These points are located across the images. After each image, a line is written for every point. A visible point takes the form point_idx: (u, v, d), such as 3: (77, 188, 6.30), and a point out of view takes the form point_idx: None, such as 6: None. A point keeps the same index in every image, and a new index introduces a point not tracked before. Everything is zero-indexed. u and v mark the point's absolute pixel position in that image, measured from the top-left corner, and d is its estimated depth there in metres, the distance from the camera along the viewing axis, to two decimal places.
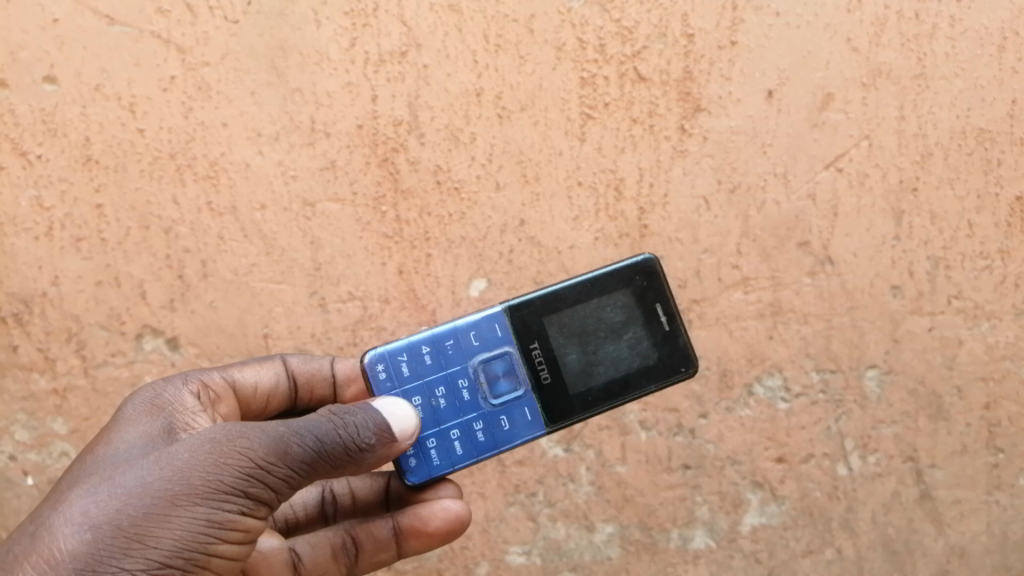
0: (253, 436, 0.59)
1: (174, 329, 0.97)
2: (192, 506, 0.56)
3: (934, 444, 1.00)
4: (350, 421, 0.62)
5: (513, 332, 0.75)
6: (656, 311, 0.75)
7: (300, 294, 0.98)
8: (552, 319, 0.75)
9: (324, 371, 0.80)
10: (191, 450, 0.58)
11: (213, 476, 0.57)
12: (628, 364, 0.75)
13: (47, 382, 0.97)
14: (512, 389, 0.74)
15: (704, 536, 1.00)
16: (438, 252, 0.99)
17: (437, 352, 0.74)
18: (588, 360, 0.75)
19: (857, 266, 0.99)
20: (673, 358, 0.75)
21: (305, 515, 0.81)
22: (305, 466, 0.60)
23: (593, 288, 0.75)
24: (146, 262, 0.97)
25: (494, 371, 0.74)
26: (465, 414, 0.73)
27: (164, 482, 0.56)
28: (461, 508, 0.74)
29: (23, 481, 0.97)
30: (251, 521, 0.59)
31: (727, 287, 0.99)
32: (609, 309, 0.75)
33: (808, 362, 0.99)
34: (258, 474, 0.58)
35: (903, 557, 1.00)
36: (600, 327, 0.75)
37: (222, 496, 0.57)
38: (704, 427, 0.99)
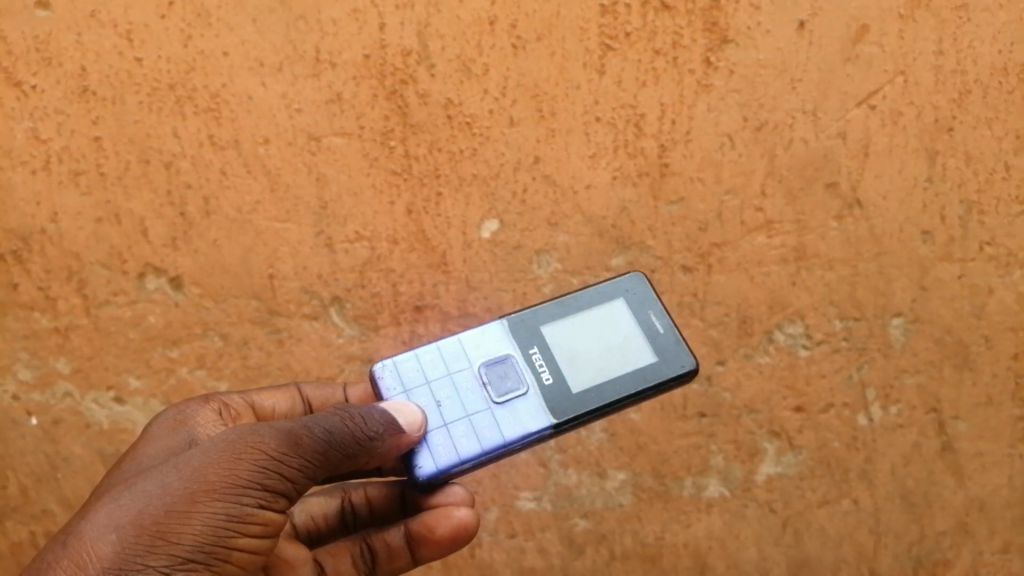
0: (264, 433, 0.63)
1: (178, 269, 0.95)
2: (211, 501, 0.59)
3: (958, 395, 0.96)
4: (356, 413, 0.66)
5: (514, 339, 0.77)
6: (648, 319, 0.78)
7: (306, 234, 0.95)
8: (549, 330, 0.78)
9: (337, 394, 0.80)
10: (206, 451, 0.62)
11: (229, 472, 0.61)
12: (627, 365, 0.75)
13: (49, 322, 0.95)
14: (517, 387, 0.74)
15: (718, 485, 0.97)
16: (449, 191, 0.95)
17: (441, 358, 0.76)
18: (588, 364, 0.76)
19: (886, 210, 0.95)
20: (672, 356, 0.75)
21: (325, 522, 0.80)
22: (317, 456, 0.64)
23: (585, 302, 0.79)
24: (147, 199, 0.94)
25: (498, 372, 0.75)
26: (471, 410, 0.73)
27: (183, 482, 0.60)
28: (470, 517, 0.72)
29: (28, 422, 0.95)
30: (269, 513, 0.62)
31: (750, 230, 0.95)
32: (604, 320, 0.78)
33: (831, 310, 0.96)
34: (272, 467, 0.62)
35: (921, 509, 0.95)
36: (596, 335, 0.78)
37: (239, 490, 0.60)
38: (721, 374, 0.96)
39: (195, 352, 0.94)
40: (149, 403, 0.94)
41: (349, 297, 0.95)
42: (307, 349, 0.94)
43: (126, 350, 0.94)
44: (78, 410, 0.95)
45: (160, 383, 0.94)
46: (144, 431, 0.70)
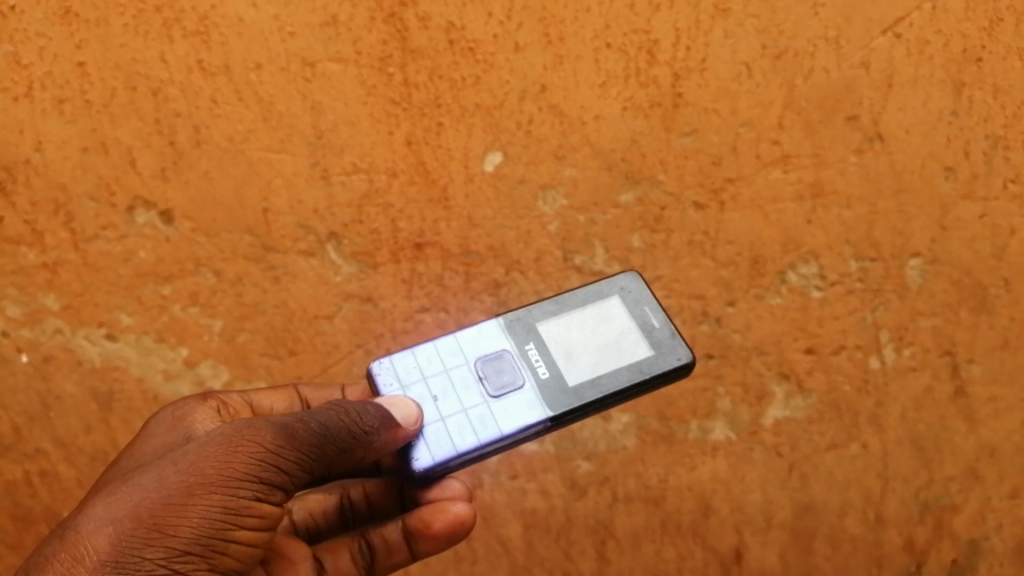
0: (261, 426, 0.61)
1: (168, 202, 0.92)
2: (207, 493, 0.57)
3: (973, 338, 0.92)
4: (354, 407, 0.64)
5: (510, 335, 0.76)
6: (644, 313, 0.77)
7: (302, 165, 0.92)
8: (545, 325, 0.77)
9: (335, 393, 0.79)
10: (202, 445, 0.60)
11: (226, 465, 0.58)
12: (623, 359, 0.74)
13: (36, 257, 0.91)
14: (513, 381, 0.73)
15: (725, 428, 0.94)
16: (450, 121, 0.93)
17: (437, 353, 0.75)
18: (583, 358, 0.75)
19: (908, 143, 0.93)
20: (668, 349, 0.74)
21: (324, 520, 0.77)
22: (315, 450, 0.62)
23: (582, 298, 0.78)
24: (135, 127, 0.92)
25: (494, 367, 0.74)
26: (467, 403, 0.72)
27: (178, 475, 0.57)
28: (467, 512, 0.68)
29: (17, 359, 0.91)
30: (268, 507, 0.60)
31: (765, 165, 0.93)
32: (600, 314, 0.77)
33: (847, 249, 0.93)
34: (269, 459, 0.60)
35: (930, 454, 0.91)
36: (592, 330, 0.76)
37: (235, 482, 0.58)
38: (731, 316, 0.93)
39: (187, 288, 0.91)
40: (142, 340, 0.91)
41: (346, 233, 0.91)
42: (303, 287, 0.91)
43: (117, 287, 0.91)
44: (68, 347, 0.91)
45: (152, 320, 0.91)
46: (141, 434, 0.69)
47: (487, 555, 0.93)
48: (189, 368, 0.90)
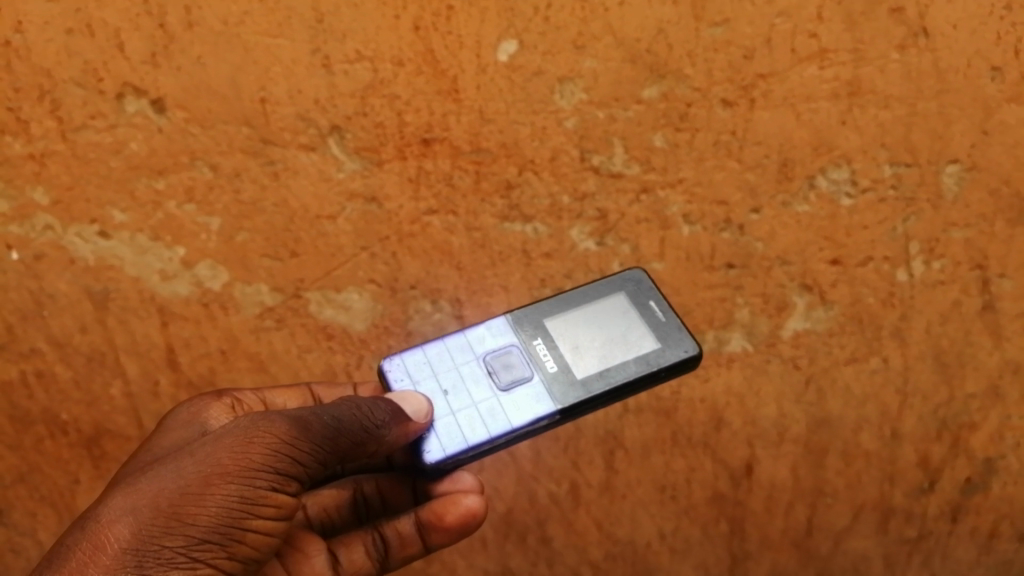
0: (275, 419, 0.62)
1: (159, 90, 0.86)
2: (225, 483, 0.58)
3: (1008, 252, 0.88)
4: (365, 403, 0.66)
5: (517, 331, 0.77)
6: (651, 307, 0.77)
7: (302, 51, 0.86)
8: (553, 321, 0.78)
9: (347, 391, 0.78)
10: (218, 438, 0.61)
11: (243, 455, 0.60)
12: (630, 350, 0.75)
13: (22, 147, 0.87)
14: (521, 375, 0.74)
15: (741, 340, 0.91)
16: (461, 4, 0.86)
17: (446, 349, 0.75)
18: (590, 351, 0.75)
19: (955, 40, 0.87)
20: (675, 340, 0.75)
21: (338, 515, 0.76)
22: (328, 442, 0.63)
23: (587, 294, 0.79)
24: (122, 7, 0.86)
25: (502, 362, 0.75)
26: (477, 397, 0.72)
27: (195, 466, 0.59)
28: (478, 505, 0.70)
29: (7, 257, 0.88)
30: (283, 497, 0.61)
31: (801, 60, 0.87)
32: (606, 309, 0.78)
33: (882, 154, 0.87)
34: (285, 451, 0.61)
35: (953, 370, 0.90)
36: (599, 324, 0.77)
37: (252, 472, 0.59)
38: (755, 223, 0.88)
39: (183, 183, 0.87)
40: (136, 238, 0.88)
41: (349, 126, 0.87)
42: (304, 185, 0.87)
43: (108, 181, 0.87)
44: (59, 245, 0.88)
45: (146, 217, 0.88)
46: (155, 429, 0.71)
47: (493, 464, 0.93)
48: (186, 268, 0.88)
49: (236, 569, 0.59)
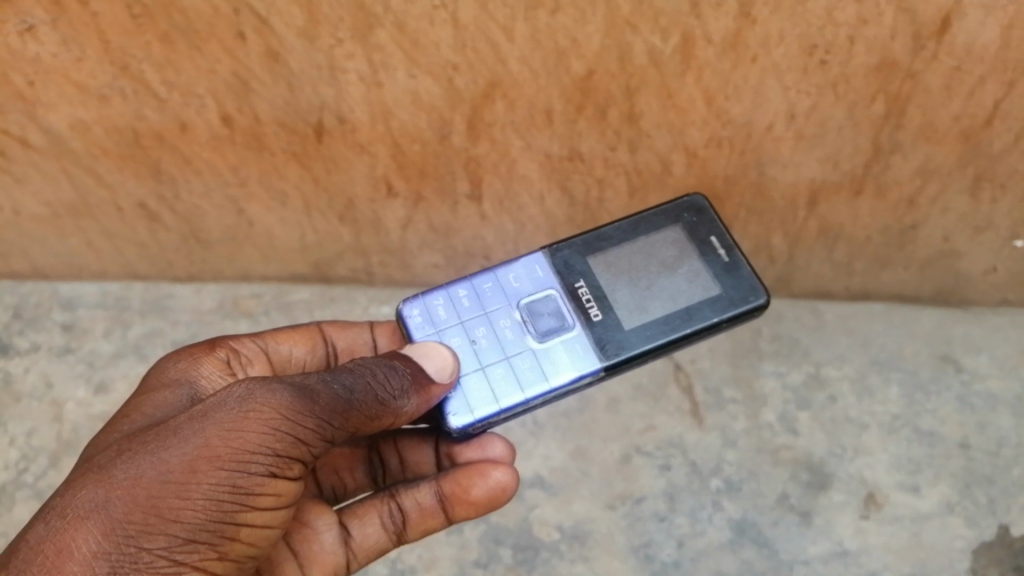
0: (272, 393, 0.63)
1: None
2: (214, 468, 0.60)
3: None
4: (375, 372, 0.68)
5: (559, 271, 0.80)
6: (712, 242, 0.79)
7: None
8: (597, 259, 0.80)
9: (360, 338, 0.85)
10: (208, 415, 0.62)
11: (233, 439, 0.61)
12: (684, 297, 0.77)
13: None
14: (561, 325, 0.77)
15: None
16: None
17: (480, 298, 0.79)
18: (640, 298, 0.78)
19: None
20: (731, 283, 0.77)
21: (353, 481, 0.84)
22: (337, 416, 0.65)
23: (638, 225, 0.80)
24: None
25: (538, 310, 0.79)
26: (510, 351, 0.77)
27: (180, 451, 0.60)
28: (507, 480, 0.75)
29: None
30: (281, 484, 0.63)
31: None
32: (660, 244, 0.80)
33: None
34: (282, 428, 0.62)
35: None
36: (651, 262, 0.79)
37: (243, 458, 0.61)
38: None
39: None
40: None
41: None
42: None
43: None
44: None
45: None
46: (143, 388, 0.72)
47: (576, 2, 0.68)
48: None
49: (229, 561, 0.62)
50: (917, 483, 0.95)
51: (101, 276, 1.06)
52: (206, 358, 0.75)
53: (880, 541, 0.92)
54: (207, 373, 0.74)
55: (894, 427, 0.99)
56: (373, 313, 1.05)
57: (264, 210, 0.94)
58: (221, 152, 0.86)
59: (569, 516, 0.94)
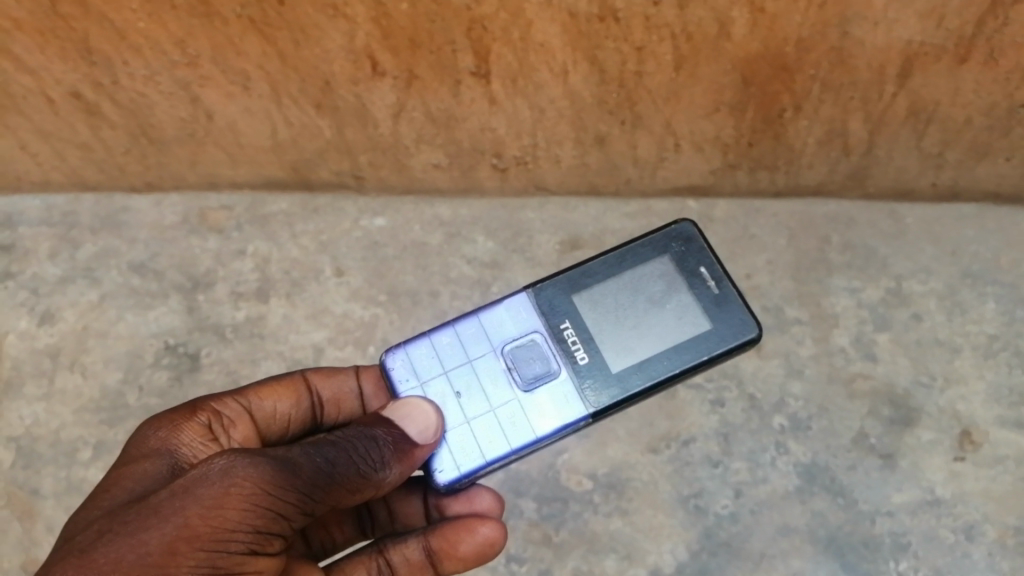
0: (253, 465, 0.54)
1: None
2: (192, 550, 0.52)
3: None
4: (359, 442, 0.59)
5: (540, 312, 0.70)
6: (701, 274, 0.69)
7: None
8: (582, 298, 0.70)
9: (347, 386, 0.71)
10: (187, 488, 0.53)
11: (216, 517, 0.52)
12: (672, 334, 0.67)
13: None
14: (546, 371, 0.68)
15: None
16: None
17: (464, 344, 0.69)
18: (627, 336, 0.68)
19: None
20: (724, 317, 0.67)
21: (341, 534, 0.71)
22: (319, 490, 0.57)
23: (624, 260, 0.70)
24: None
25: (522, 356, 0.68)
26: (494, 401, 0.67)
27: (159, 531, 0.51)
28: (498, 534, 0.65)
29: None
30: (263, 560, 0.55)
31: None
32: (646, 278, 0.69)
33: None
34: (264, 504, 0.54)
35: None
36: (638, 299, 0.69)
37: (222, 537, 0.52)
38: None
39: None
40: None
41: None
42: None
43: None
44: None
45: None
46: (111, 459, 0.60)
47: None
48: None
49: None
50: (1022, 418, 0.78)
51: (43, 188, 0.89)
52: (187, 425, 0.62)
53: (979, 487, 0.76)
54: (193, 441, 0.61)
55: (992, 350, 0.82)
56: (364, 226, 0.87)
57: (223, 98, 0.77)
58: (161, 21, 0.68)
59: (604, 461, 0.77)
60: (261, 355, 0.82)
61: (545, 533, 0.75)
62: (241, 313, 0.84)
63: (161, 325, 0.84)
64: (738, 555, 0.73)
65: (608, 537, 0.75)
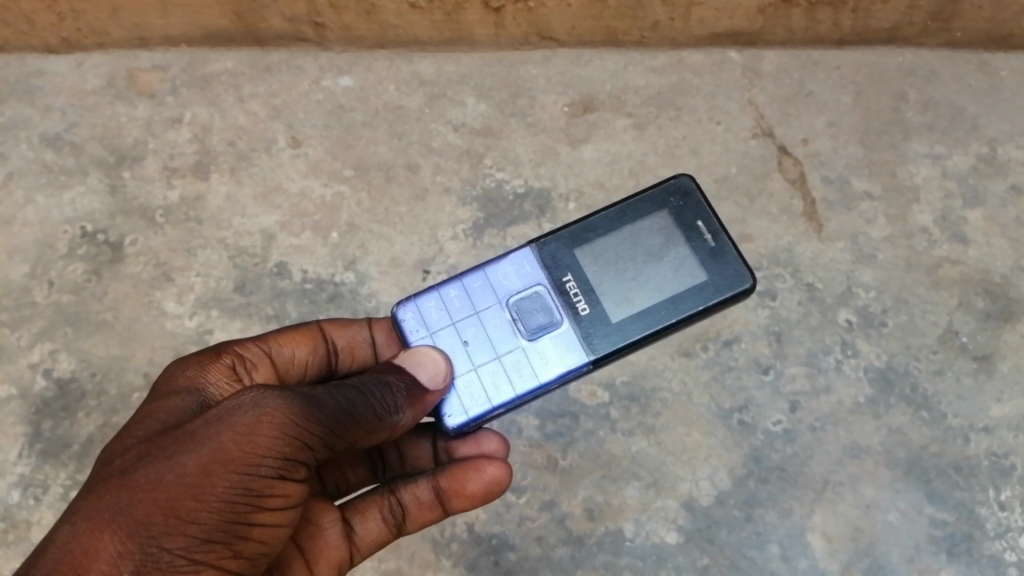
0: (283, 393, 0.41)
1: None
2: (227, 474, 0.39)
3: None
4: (381, 379, 0.45)
5: (540, 265, 0.52)
6: (699, 228, 0.51)
7: None
8: (581, 254, 0.52)
9: (360, 335, 0.54)
10: (216, 419, 0.40)
11: (249, 440, 0.39)
12: (673, 290, 0.50)
13: None
14: (543, 328, 0.51)
15: None
16: None
17: (464, 294, 0.52)
18: (627, 290, 0.51)
19: None
20: (724, 273, 0.50)
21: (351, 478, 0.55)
22: (347, 426, 0.43)
23: (623, 213, 0.52)
24: None
25: (527, 308, 0.51)
26: (499, 352, 0.51)
27: (191, 455, 0.38)
28: (503, 475, 0.50)
29: None
30: (295, 490, 0.41)
31: None
32: (647, 231, 0.52)
33: None
34: (297, 436, 0.41)
35: None
36: (637, 253, 0.52)
37: (261, 459, 0.39)
38: None
39: None
40: None
41: None
42: None
43: None
44: None
45: None
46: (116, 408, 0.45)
47: None
48: None
49: None
50: None
51: None
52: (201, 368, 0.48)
53: None
54: (212, 380, 0.47)
55: None
56: (327, 87, 0.70)
57: None
58: None
59: (625, 367, 0.61)
60: (198, 243, 0.66)
61: (549, 457, 0.59)
62: (174, 193, 0.68)
63: (78, 208, 0.68)
64: (795, 483, 0.58)
65: (629, 460, 0.58)
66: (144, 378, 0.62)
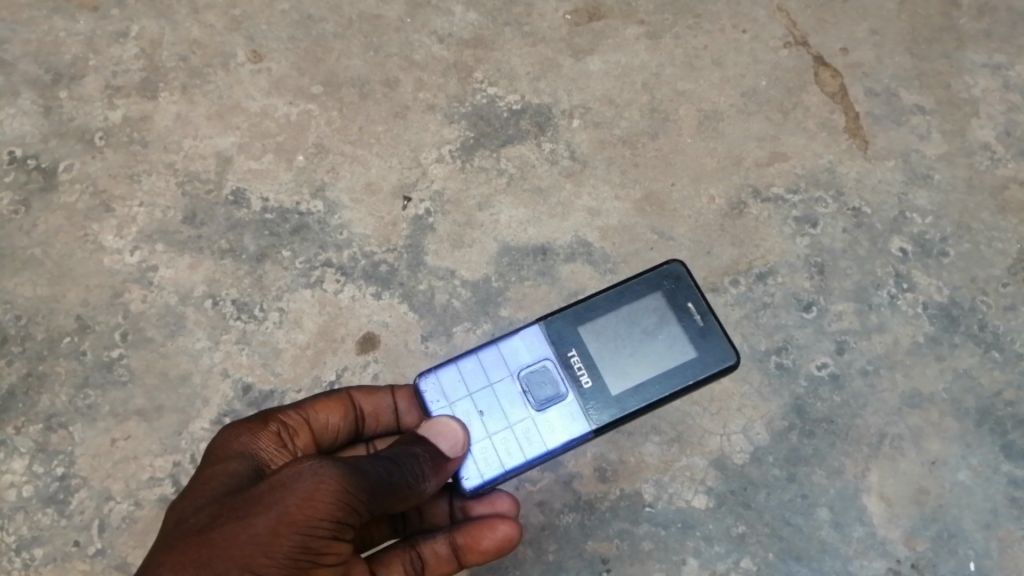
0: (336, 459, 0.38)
1: None
2: (291, 535, 0.35)
3: None
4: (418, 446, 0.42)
5: (547, 340, 0.46)
6: (691, 312, 0.45)
7: None
8: (583, 332, 0.46)
9: (383, 403, 0.47)
10: (275, 485, 0.36)
11: (312, 503, 0.36)
12: (661, 370, 0.45)
13: None
14: (547, 402, 0.45)
15: None
16: None
17: (473, 367, 0.45)
18: (622, 368, 0.45)
19: None
20: (713, 354, 0.44)
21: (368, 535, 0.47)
22: (398, 491, 0.40)
23: (623, 296, 0.46)
24: None
25: (535, 380, 0.45)
26: (512, 422, 0.45)
27: (258, 519, 0.35)
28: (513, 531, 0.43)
29: None
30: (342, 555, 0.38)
31: None
32: (643, 312, 0.46)
33: None
34: (351, 500, 0.37)
35: None
36: (634, 333, 0.46)
37: (322, 521, 0.36)
38: None
39: None
40: None
41: None
42: None
43: None
44: None
45: None
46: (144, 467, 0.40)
47: None
48: None
49: None
50: None
51: None
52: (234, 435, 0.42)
53: None
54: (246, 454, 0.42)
55: None
56: None
57: None
58: None
59: None
60: (142, 168, 0.57)
61: None
62: (117, 113, 0.58)
63: (5, 132, 0.58)
64: (847, 437, 0.48)
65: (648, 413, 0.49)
66: (76, 322, 0.53)
